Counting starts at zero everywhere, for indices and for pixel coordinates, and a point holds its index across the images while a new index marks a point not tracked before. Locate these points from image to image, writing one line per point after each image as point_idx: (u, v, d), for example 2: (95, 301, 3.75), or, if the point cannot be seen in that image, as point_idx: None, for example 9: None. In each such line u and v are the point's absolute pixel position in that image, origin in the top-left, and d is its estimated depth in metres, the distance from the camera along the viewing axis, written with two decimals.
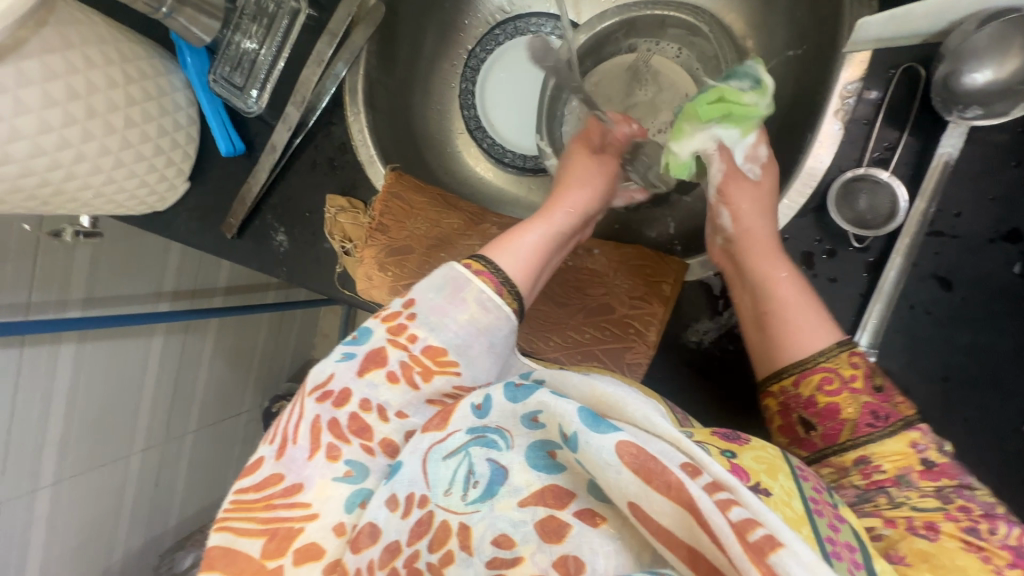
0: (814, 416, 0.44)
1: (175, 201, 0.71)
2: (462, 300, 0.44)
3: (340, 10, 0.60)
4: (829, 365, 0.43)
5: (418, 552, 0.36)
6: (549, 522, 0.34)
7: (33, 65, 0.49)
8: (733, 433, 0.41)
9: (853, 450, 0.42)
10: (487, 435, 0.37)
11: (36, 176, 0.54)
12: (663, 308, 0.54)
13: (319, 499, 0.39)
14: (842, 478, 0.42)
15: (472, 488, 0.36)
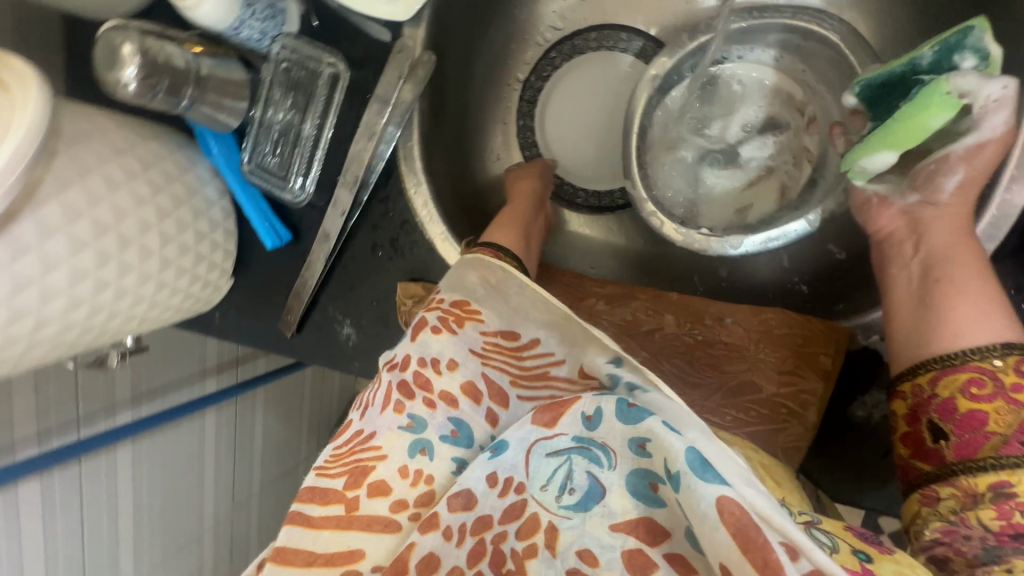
0: (950, 423, 0.39)
1: (221, 300, 0.64)
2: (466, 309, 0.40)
3: (389, 73, 0.50)
4: (981, 365, 0.38)
5: (506, 534, 0.32)
6: (639, 557, 0.28)
7: (52, 211, 0.42)
8: (873, 536, 0.33)
9: (994, 471, 0.36)
10: (591, 448, 0.31)
11: (77, 326, 0.46)
12: (822, 384, 0.46)
13: (387, 446, 0.35)
14: (967, 510, 0.36)
15: (567, 493, 0.31)
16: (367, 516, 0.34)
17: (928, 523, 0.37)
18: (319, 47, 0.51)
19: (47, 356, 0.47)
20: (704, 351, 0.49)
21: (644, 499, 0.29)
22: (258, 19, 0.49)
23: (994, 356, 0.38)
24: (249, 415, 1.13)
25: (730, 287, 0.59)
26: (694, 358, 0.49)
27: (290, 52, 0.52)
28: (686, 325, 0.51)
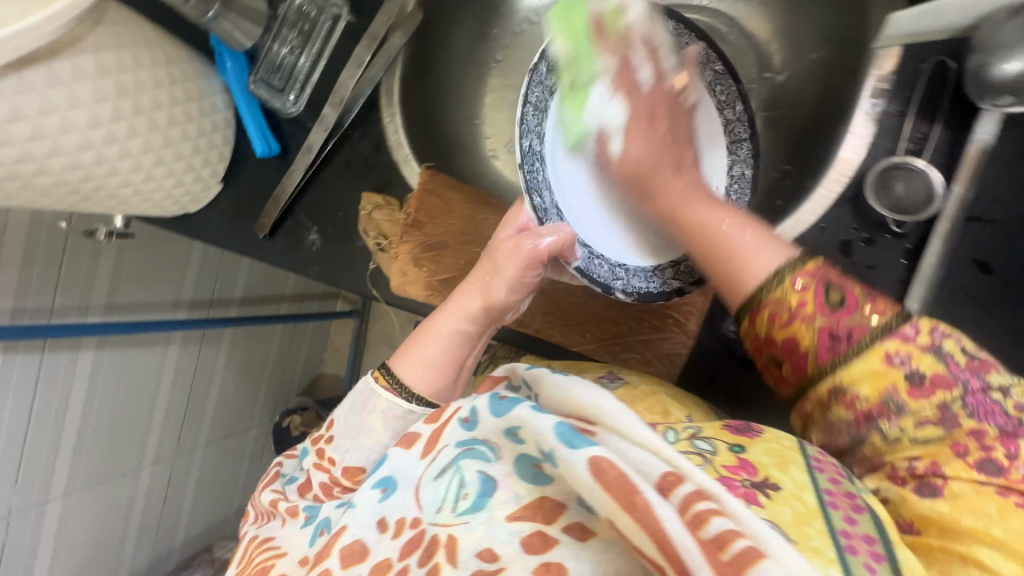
0: (779, 352, 0.40)
1: (207, 204, 0.72)
2: (371, 412, 0.50)
3: (380, 14, 0.61)
4: (786, 294, 0.39)
5: (406, 568, 0.35)
6: (535, 540, 0.32)
7: (88, 61, 0.51)
8: (748, 428, 0.43)
9: (825, 380, 0.38)
10: (476, 447, 0.36)
11: (81, 169, 0.55)
12: (703, 298, 0.54)
13: (289, 544, 0.44)
14: (832, 411, 0.39)
15: (461, 500, 0.35)
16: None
17: (818, 421, 0.40)
18: None
19: (49, 193, 0.55)
20: None
21: (537, 480, 0.34)
22: None
23: (780, 285, 0.39)
24: (211, 360, 1.18)
25: None
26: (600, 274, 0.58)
27: None
28: None
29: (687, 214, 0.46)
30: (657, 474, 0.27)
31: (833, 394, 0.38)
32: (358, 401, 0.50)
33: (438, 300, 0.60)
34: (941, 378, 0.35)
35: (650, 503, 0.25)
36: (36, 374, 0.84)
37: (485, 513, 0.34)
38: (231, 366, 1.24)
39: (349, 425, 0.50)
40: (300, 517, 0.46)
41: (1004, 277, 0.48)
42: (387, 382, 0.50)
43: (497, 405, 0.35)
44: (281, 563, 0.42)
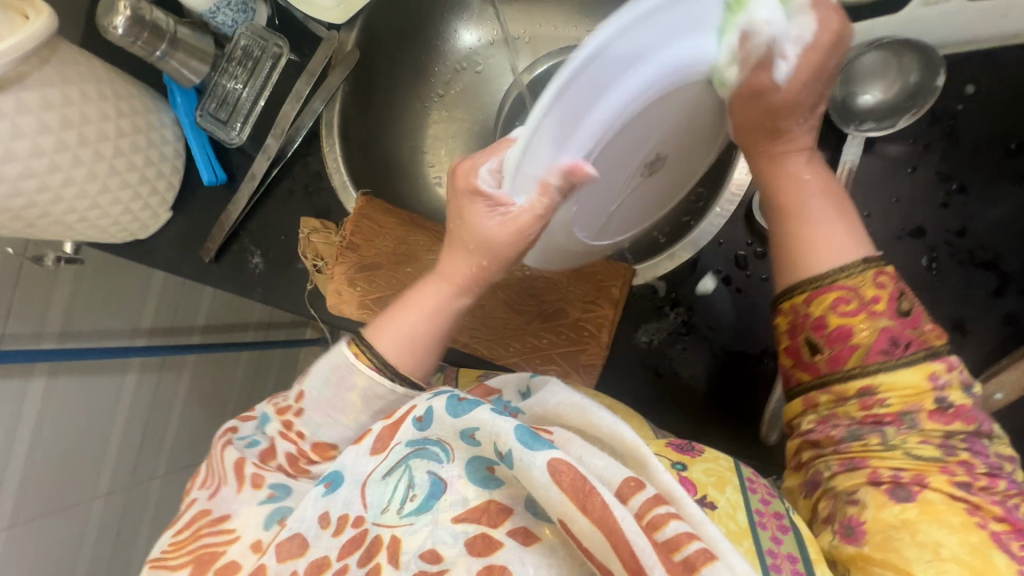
0: (823, 339, 0.43)
1: (158, 230, 0.75)
2: (348, 386, 0.52)
3: (318, 53, 0.66)
4: (847, 284, 0.42)
5: (346, 567, 0.38)
6: (481, 541, 0.37)
7: (33, 96, 0.54)
8: (688, 446, 0.46)
9: (861, 377, 0.42)
10: (427, 448, 0.40)
11: (24, 197, 0.57)
12: (613, 310, 0.57)
13: (241, 524, 0.43)
14: (839, 407, 0.43)
15: (409, 502, 0.39)
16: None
17: (806, 416, 0.45)
18: (270, 33, 0.68)
19: None
20: (529, 283, 0.60)
21: (488, 483, 0.39)
22: (231, 10, 0.66)
23: (859, 272, 0.42)
24: (172, 388, 1.19)
25: None
26: (520, 290, 0.60)
27: (248, 34, 0.68)
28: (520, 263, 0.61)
29: (796, 181, 0.46)
30: (620, 481, 0.34)
31: (865, 391, 0.42)
32: (334, 375, 0.52)
33: (371, 317, 0.63)
34: (964, 408, 0.41)
35: (609, 505, 0.31)
36: None
37: (431, 515, 0.38)
38: (193, 394, 1.25)
39: (322, 401, 0.52)
40: (263, 492, 0.46)
41: None
42: (366, 360, 0.52)
43: (456, 407, 0.39)
44: (233, 548, 0.42)
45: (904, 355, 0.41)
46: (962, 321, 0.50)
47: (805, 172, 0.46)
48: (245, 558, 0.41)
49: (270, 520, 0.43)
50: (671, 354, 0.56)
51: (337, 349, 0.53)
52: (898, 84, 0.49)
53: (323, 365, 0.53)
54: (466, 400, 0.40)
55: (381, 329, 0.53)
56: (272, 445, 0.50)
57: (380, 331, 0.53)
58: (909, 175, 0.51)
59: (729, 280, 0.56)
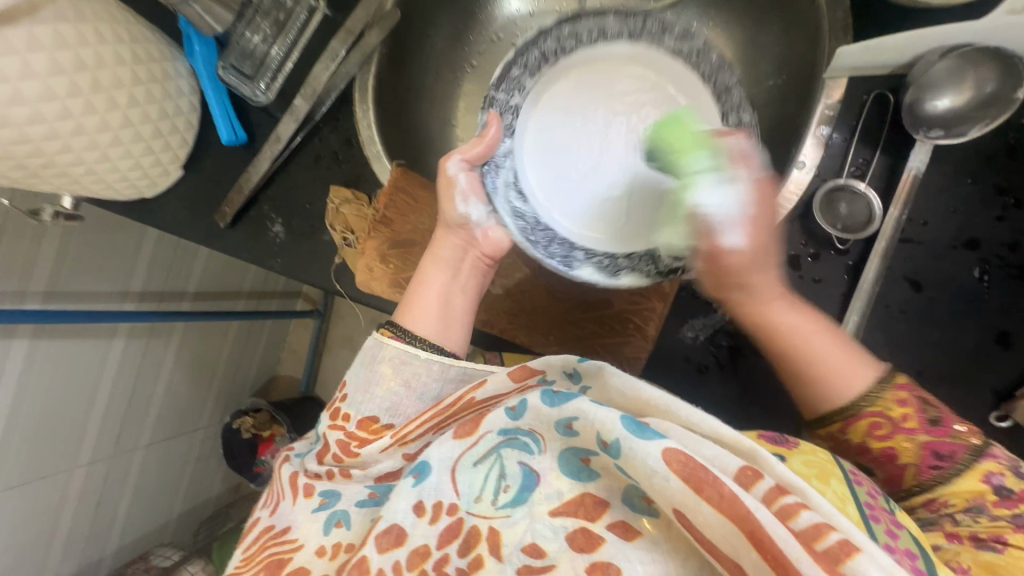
0: (872, 461, 0.47)
1: (166, 189, 0.70)
2: (379, 368, 0.51)
3: (358, 10, 0.62)
4: (875, 411, 0.46)
5: (447, 556, 0.40)
6: (579, 536, 0.37)
7: (45, 32, 0.49)
8: (782, 438, 0.46)
9: (920, 493, 0.45)
10: (519, 438, 0.42)
11: (30, 144, 0.52)
12: (662, 304, 0.56)
13: (303, 532, 0.46)
14: (918, 507, 0.45)
15: (503, 492, 0.41)
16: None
17: None
18: None
19: None
20: None
21: (582, 475, 0.39)
22: None
23: (880, 398, 0.46)
24: (160, 356, 1.13)
25: None
26: (562, 278, 0.59)
27: None
28: None
29: (789, 334, 0.48)
30: (735, 468, 0.33)
31: (924, 490, 0.45)
32: (366, 355, 0.52)
33: (403, 296, 0.60)
34: (1023, 492, 0.42)
35: (737, 495, 0.30)
36: None
37: (528, 507, 0.39)
38: (182, 362, 1.19)
39: (359, 382, 0.51)
40: (315, 499, 0.48)
41: (932, 294, 0.52)
42: (393, 335, 0.52)
43: (554, 397, 0.39)
44: (299, 555, 0.44)
45: (953, 467, 0.44)
46: (1005, 332, 0.51)
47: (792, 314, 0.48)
48: (312, 564, 0.44)
49: (329, 524, 0.46)
50: (716, 353, 0.56)
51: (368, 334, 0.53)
52: (972, 90, 0.48)
53: (359, 355, 0.53)
54: (561, 392, 0.40)
55: (411, 306, 0.54)
56: (325, 441, 0.51)
57: (409, 309, 0.54)
58: (968, 186, 0.51)
59: (780, 280, 0.54)
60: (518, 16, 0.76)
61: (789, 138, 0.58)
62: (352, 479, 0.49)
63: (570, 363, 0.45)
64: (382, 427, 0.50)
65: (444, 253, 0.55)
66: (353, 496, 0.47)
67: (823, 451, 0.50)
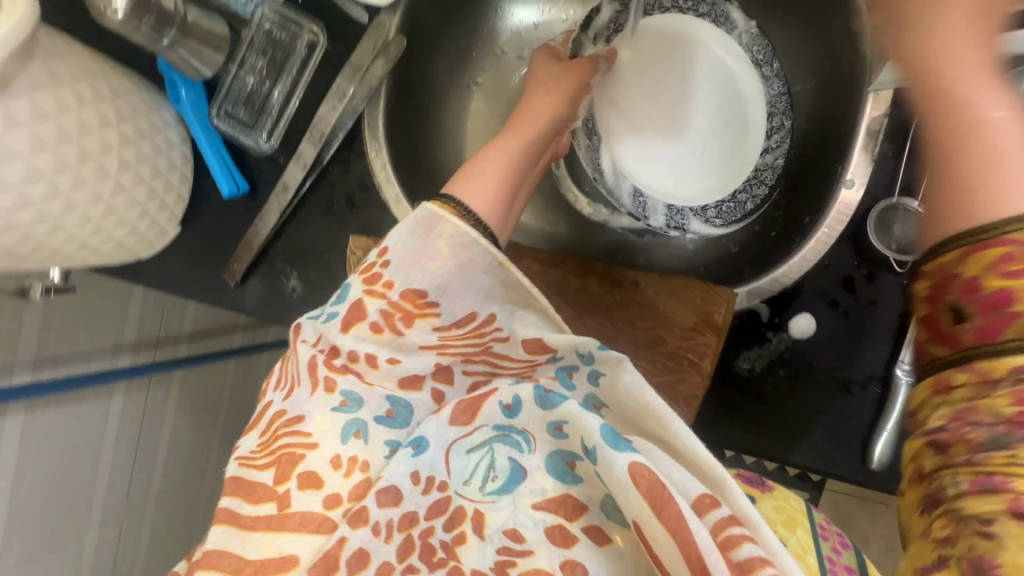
0: (975, 307, 0.29)
1: (163, 248, 0.64)
2: (433, 242, 0.43)
3: (365, 43, 0.56)
4: (1020, 236, 0.28)
5: (433, 528, 0.39)
6: (559, 532, 0.38)
7: (21, 106, 0.43)
8: (757, 480, 0.51)
9: (1020, 353, 0.28)
10: (512, 435, 0.40)
11: (17, 231, 0.46)
12: (716, 338, 0.54)
13: (319, 431, 0.39)
14: (981, 396, 0.29)
15: (490, 481, 0.40)
16: (299, 512, 0.37)
17: (936, 408, 0.31)
18: (302, 14, 0.57)
19: None
20: (620, 310, 0.56)
21: (567, 477, 0.39)
22: None
23: (1006, 231, 0.28)
24: (161, 404, 1.07)
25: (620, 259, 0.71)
26: (611, 315, 0.56)
27: (272, 15, 0.56)
28: (609, 288, 0.57)
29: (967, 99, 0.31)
30: (695, 494, 0.31)
31: (940, 378, 0.31)
32: (419, 227, 0.43)
33: None
34: None
35: (684, 516, 0.29)
36: None
37: (511, 498, 0.39)
38: (184, 407, 1.14)
39: (409, 252, 0.43)
40: (337, 397, 0.41)
41: None
42: (455, 211, 0.45)
43: (543, 398, 0.38)
44: (313, 456, 0.39)
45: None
46: None
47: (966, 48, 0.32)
48: (327, 473, 0.38)
49: (346, 433, 0.40)
50: (773, 381, 0.55)
51: (420, 202, 0.44)
52: None
53: (407, 222, 0.44)
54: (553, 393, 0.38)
55: (463, 178, 0.49)
56: (358, 305, 0.43)
57: (459, 186, 0.48)
58: None
59: (836, 304, 0.54)
60: (524, 27, 0.71)
61: (831, 150, 0.56)
62: (376, 386, 0.42)
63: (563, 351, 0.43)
64: (428, 303, 0.43)
65: (513, 145, 0.53)
66: (375, 406, 0.41)
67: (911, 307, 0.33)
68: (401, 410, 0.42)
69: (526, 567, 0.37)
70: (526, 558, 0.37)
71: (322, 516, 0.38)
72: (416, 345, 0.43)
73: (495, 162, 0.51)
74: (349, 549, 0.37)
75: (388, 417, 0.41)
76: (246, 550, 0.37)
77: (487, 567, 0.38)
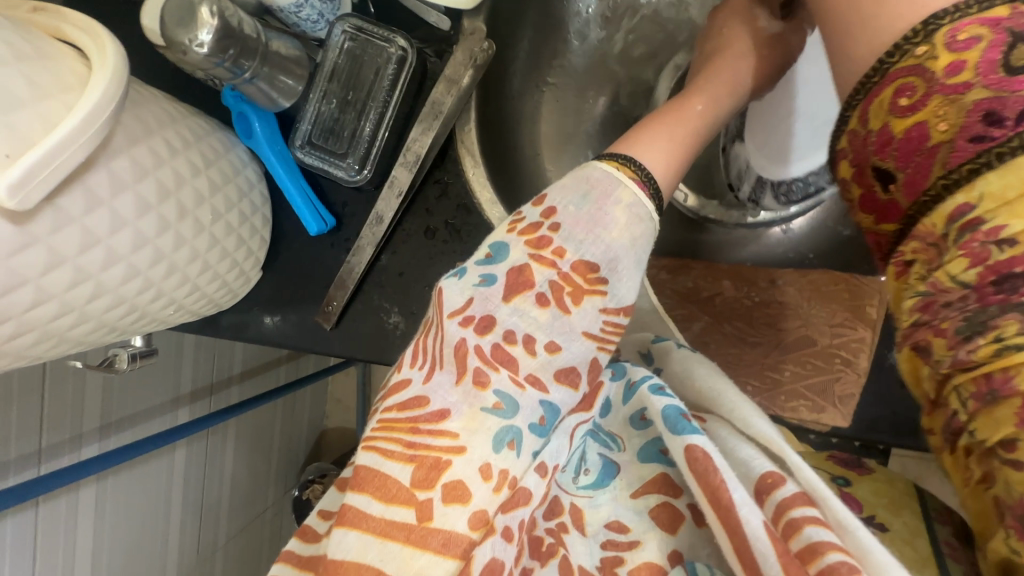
0: (893, 158, 0.29)
1: (243, 296, 0.59)
2: (609, 208, 0.38)
3: (458, 54, 0.52)
4: (907, 68, 0.28)
5: (537, 520, 0.36)
6: (664, 514, 0.36)
7: (123, 165, 0.37)
8: (854, 462, 0.46)
9: (952, 196, 0.27)
10: (601, 433, 0.39)
11: (124, 305, 0.41)
12: (871, 332, 0.50)
13: (466, 429, 0.34)
14: (936, 271, 0.28)
15: (583, 474, 0.38)
16: (443, 530, 0.32)
17: (909, 295, 0.30)
18: (389, 30, 0.51)
19: (80, 344, 0.41)
20: (762, 311, 0.53)
21: (661, 462, 0.37)
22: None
23: (918, 47, 0.28)
24: (220, 450, 1.01)
25: (722, 251, 0.67)
26: (750, 319, 0.53)
27: (354, 32, 0.51)
28: (744, 289, 0.54)
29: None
30: (757, 475, 0.32)
31: (940, 253, 0.28)
32: (594, 190, 0.38)
33: None
34: None
35: (735, 503, 0.30)
36: (34, 536, 0.67)
37: (608, 492, 0.37)
38: (242, 448, 1.08)
39: (580, 217, 0.37)
40: (488, 397, 0.34)
41: None
42: (629, 174, 0.39)
43: (626, 392, 0.39)
44: (459, 463, 0.33)
45: (1010, 139, 0.26)
46: None
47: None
48: (474, 483, 0.33)
49: (498, 441, 0.34)
50: None
51: (592, 163, 0.39)
52: None
53: (572, 180, 0.39)
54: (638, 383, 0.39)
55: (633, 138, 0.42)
56: (519, 270, 0.37)
57: (636, 142, 0.41)
58: None
59: None
60: (595, 15, 0.66)
61: None
62: (528, 387, 0.35)
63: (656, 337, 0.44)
64: (599, 279, 0.37)
65: (697, 108, 0.45)
66: (529, 413, 0.35)
67: (844, 190, 0.34)
68: (552, 415, 0.36)
69: (635, 562, 0.34)
70: (633, 551, 0.35)
71: (467, 540, 0.32)
72: (578, 328, 0.36)
73: (673, 132, 0.43)
74: (479, 563, 0.32)
75: (541, 424, 0.35)
76: (385, 562, 0.31)
77: (594, 564, 0.35)
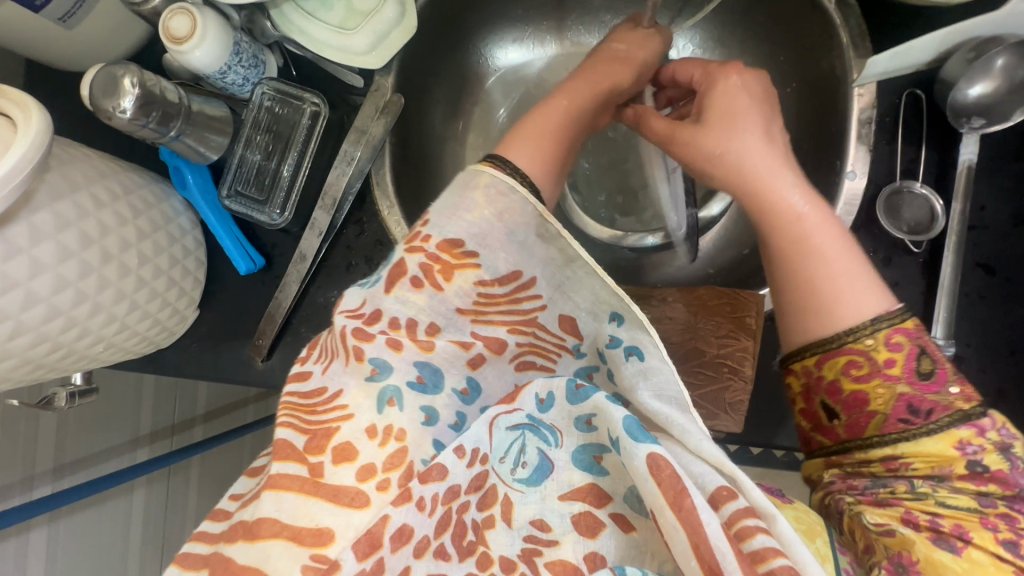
0: (838, 404, 0.43)
1: (182, 334, 0.63)
2: (470, 197, 0.41)
3: (367, 108, 0.59)
4: (857, 347, 0.42)
5: (467, 506, 0.39)
6: (587, 518, 0.38)
7: (45, 218, 0.43)
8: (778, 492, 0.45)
9: (880, 446, 0.42)
10: (541, 428, 0.40)
11: (48, 342, 0.45)
12: (752, 341, 0.54)
13: (356, 401, 0.36)
14: (866, 466, 0.43)
15: (520, 467, 0.40)
16: (331, 485, 0.34)
17: (828, 471, 0.45)
18: (302, 88, 0.58)
19: (7, 378, 0.45)
20: (655, 327, 0.57)
21: (592, 470, 0.39)
22: (242, 67, 0.56)
23: (866, 337, 0.42)
24: (183, 492, 1.01)
25: (635, 275, 0.70)
26: None
27: (274, 92, 0.58)
28: (637, 306, 0.58)
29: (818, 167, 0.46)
30: (713, 487, 0.33)
31: (861, 457, 0.43)
32: (456, 182, 0.42)
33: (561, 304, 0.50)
34: (926, 475, 0.40)
35: (697, 508, 0.30)
36: None
37: (538, 491, 0.39)
38: (206, 492, 1.07)
39: (445, 208, 0.41)
40: (367, 365, 0.37)
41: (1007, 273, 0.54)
42: (493, 165, 0.43)
43: (575, 394, 0.38)
44: (347, 427, 0.35)
45: (921, 426, 0.41)
46: None
47: (780, 164, 0.46)
48: (362, 444, 0.35)
49: (381, 402, 0.37)
50: None
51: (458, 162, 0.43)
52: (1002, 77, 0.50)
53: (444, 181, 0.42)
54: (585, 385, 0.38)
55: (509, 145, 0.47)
56: (398, 265, 0.40)
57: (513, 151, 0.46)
58: (1001, 166, 0.54)
59: None
60: (508, 69, 0.74)
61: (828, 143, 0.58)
62: (406, 348, 0.38)
63: (609, 305, 0.39)
64: (467, 255, 0.40)
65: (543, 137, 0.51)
66: (406, 371, 0.38)
67: (789, 397, 0.46)
68: (429, 373, 0.39)
69: (552, 556, 0.38)
70: (552, 548, 0.38)
71: (354, 489, 0.34)
72: (455, 308, 0.40)
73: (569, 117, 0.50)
74: (391, 527, 0.34)
75: (419, 382, 0.38)
76: (282, 514, 0.33)
77: (515, 553, 0.39)
